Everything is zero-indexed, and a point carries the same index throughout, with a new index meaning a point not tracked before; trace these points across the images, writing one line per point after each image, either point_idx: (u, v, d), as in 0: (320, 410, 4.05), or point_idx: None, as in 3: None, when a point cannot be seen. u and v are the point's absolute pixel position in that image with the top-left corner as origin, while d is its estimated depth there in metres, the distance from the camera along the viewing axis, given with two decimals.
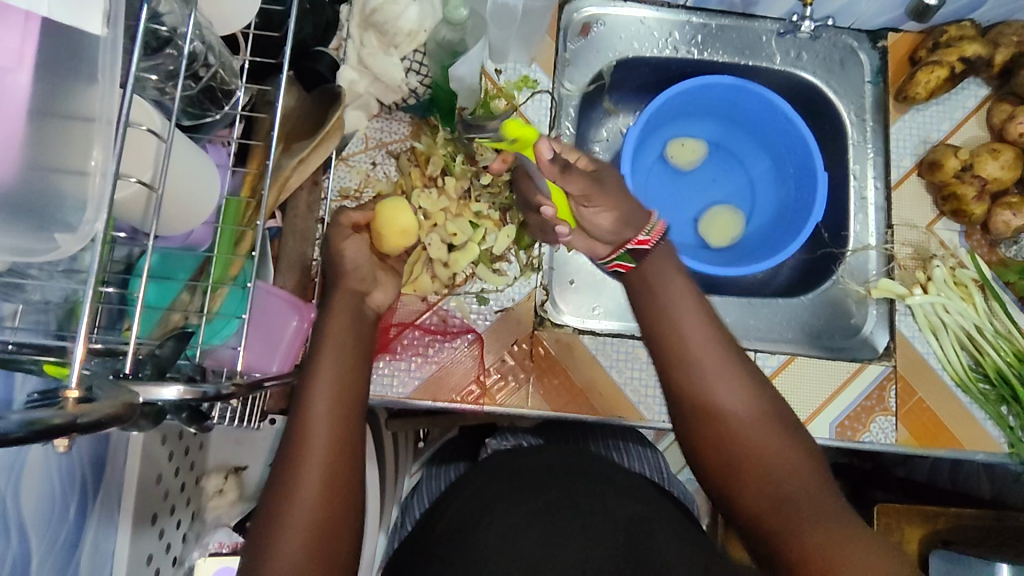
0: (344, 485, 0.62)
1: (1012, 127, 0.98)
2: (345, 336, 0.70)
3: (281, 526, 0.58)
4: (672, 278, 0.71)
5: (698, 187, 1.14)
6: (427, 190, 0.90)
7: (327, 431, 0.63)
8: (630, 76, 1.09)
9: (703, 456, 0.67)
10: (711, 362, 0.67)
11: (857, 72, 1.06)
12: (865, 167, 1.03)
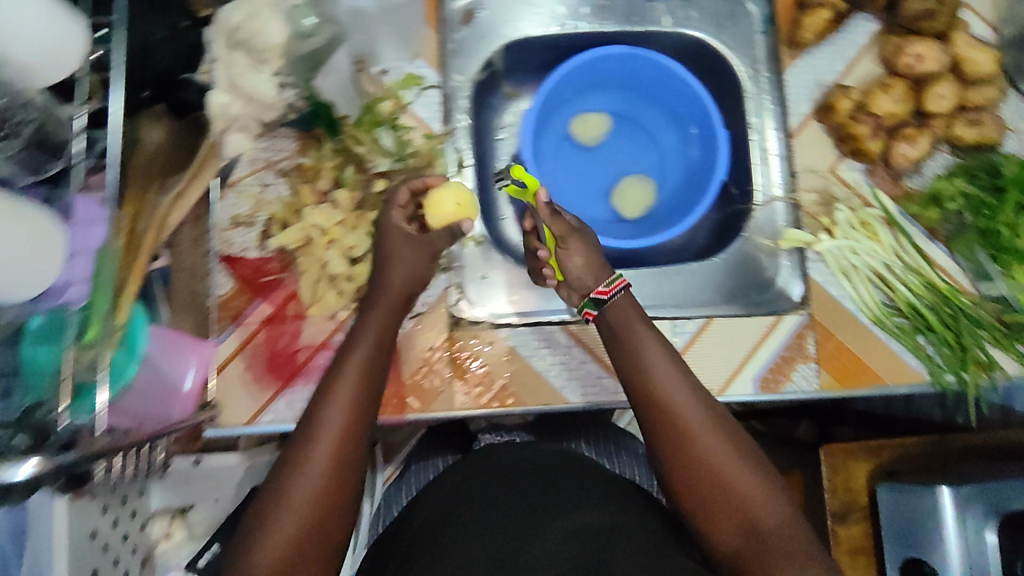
0: (338, 502, 0.62)
1: (900, 58, 0.97)
2: (368, 361, 0.70)
3: (270, 528, 0.60)
4: (642, 325, 0.79)
5: (605, 162, 1.13)
6: (320, 206, 0.89)
7: (330, 446, 0.63)
8: (522, 57, 1.07)
9: (677, 483, 0.71)
10: (686, 397, 0.73)
11: (746, 23, 1.04)
12: (764, 120, 1.03)
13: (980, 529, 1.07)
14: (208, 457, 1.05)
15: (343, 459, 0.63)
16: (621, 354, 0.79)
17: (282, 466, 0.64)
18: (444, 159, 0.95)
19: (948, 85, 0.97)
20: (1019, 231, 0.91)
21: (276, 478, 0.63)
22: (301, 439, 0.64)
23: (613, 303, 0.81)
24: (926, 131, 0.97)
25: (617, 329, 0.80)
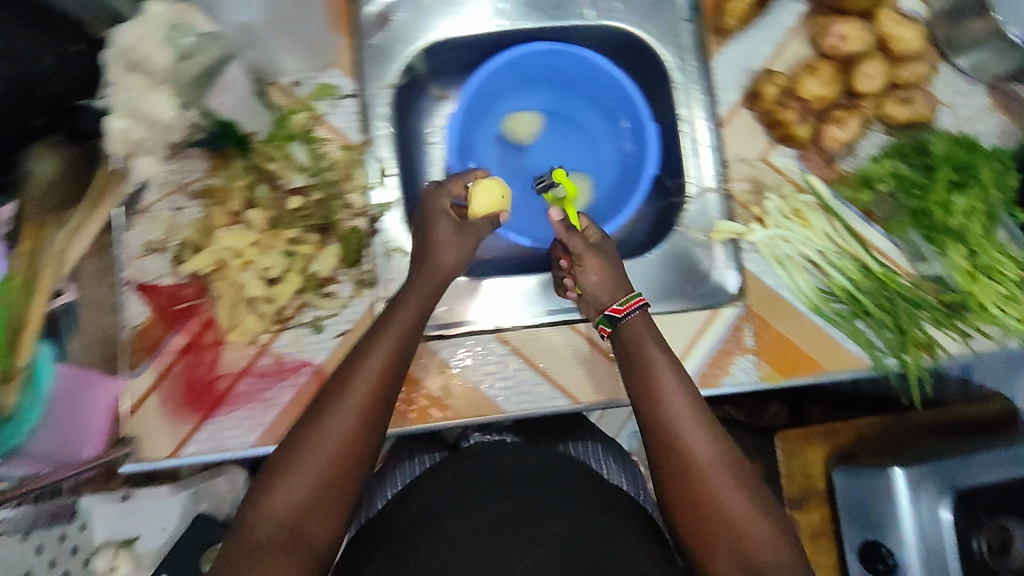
0: (348, 467, 0.67)
1: (826, 39, 0.95)
2: (397, 345, 0.73)
3: (288, 478, 0.65)
4: (653, 344, 0.81)
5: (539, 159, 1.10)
6: (233, 227, 0.87)
7: (349, 415, 0.68)
8: (444, 58, 1.03)
9: (676, 501, 0.72)
10: (689, 425, 0.74)
11: (672, 11, 1.02)
12: (693, 110, 1.01)
13: (934, 506, 1.07)
14: (137, 492, 1.02)
15: (358, 429, 0.68)
16: (626, 355, 0.82)
17: (303, 423, 0.69)
18: (364, 170, 0.92)
19: (878, 64, 0.94)
20: (952, 210, 0.89)
21: (297, 432, 0.69)
22: (323, 406, 0.69)
23: (628, 323, 0.83)
24: (857, 113, 0.95)
25: (630, 345, 0.82)
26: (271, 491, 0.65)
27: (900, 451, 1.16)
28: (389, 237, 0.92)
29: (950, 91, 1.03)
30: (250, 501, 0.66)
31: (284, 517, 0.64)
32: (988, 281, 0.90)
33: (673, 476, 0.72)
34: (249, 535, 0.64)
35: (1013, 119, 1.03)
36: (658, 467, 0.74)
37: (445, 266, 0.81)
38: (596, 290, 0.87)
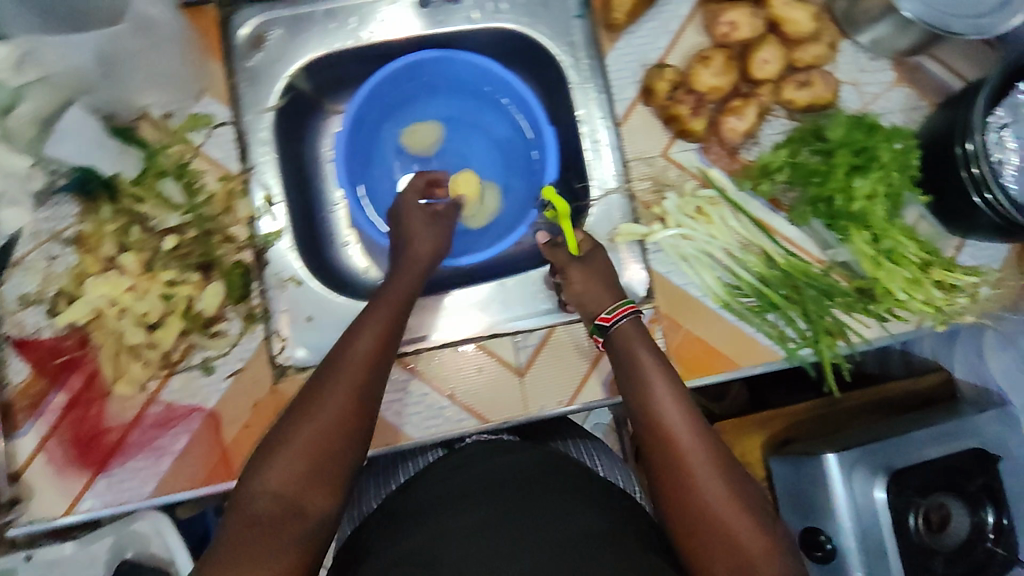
0: (343, 444, 0.66)
1: (717, 27, 0.92)
2: (392, 328, 0.75)
3: (283, 456, 0.64)
4: (647, 354, 0.79)
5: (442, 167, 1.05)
6: (106, 274, 0.83)
7: (346, 392, 0.68)
8: (330, 74, 0.98)
9: (670, 501, 0.70)
10: (680, 415, 0.73)
11: (561, 7, 0.98)
12: (591, 110, 0.97)
13: (867, 488, 1.07)
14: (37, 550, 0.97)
15: (355, 408, 0.68)
16: (619, 352, 0.81)
17: (297, 404, 0.68)
18: (248, 199, 0.89)
19: (773, 48, 0.92)
20: (853, 195, 0.86)
21: (291, 415, 0.68)
22: (317, 386, 0.69)
23: (616, 330, 0.82)
24: (754, 101, 0.92)
25: (624, 343, 0.80)
26: (264, 471, 0.63)
27: (838, 437, 1.17)
28: (279, 267, 0.89)
29: (854, 67, 1.01)
30: (241, 483, 0.64)
31: (282, 494, 0.62)
32: (893, 266, 0.87)
33: (667, 477, 0.71)
34: (242, 516, 0.62)
35: (916, 91, 1.01)
36: (653, 456, 0.73)
37: (424, 252, 0.85)
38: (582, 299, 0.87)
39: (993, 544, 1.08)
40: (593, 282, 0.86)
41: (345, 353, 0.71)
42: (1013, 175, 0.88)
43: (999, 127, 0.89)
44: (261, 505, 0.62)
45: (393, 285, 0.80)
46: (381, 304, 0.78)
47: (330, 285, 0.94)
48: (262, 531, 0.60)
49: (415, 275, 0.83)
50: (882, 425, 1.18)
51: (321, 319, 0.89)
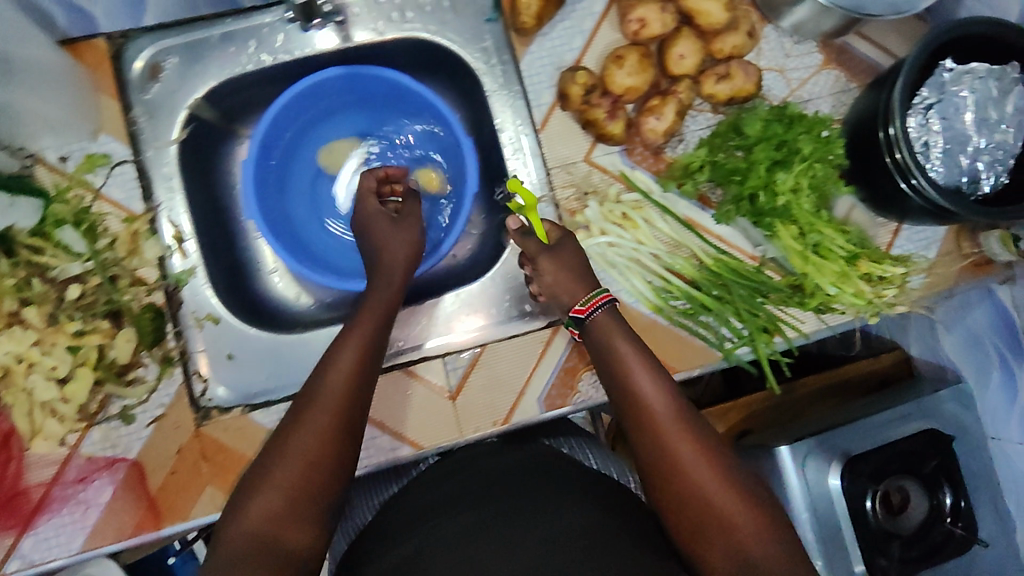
0: (322, 474, 0.66)
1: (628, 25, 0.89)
2: (369, 348, 0.74)
3: (262, 489, 0.64)
4: (628, 345, 0.78)
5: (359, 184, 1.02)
6: (9, 329, 0.82)
7: (322, 419, 0.68)
8: (235, 99, 0.95)
9: (655, 483, 0.71)
10: (666, 410, 0.72)
11: (471, 13, 0.94)
12: (508, 118, 0.94)
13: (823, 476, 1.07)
14: None
15: (332, 436, 0.67)
16: (597, 344, 0.80)
17: (276, 436, 0.68)
18: (157, 237, 0.87)
19: (690, 42, 0.89)
20: (776, 190, 0.84)
21: (272, 446, 0.68)
22: (296, 415, 0.69)
23: (592, 321, 0.81)
24: (673, 99, 0.89)
25: (602, 337, 0.79)
26: (245, 507, 0.64)
27: (794, 428, 1.16)
28: (196, 305, 0.88)
29: (778, 54, 0.98)
30: (225, 518, 0.65)
31: (259, 529, 0.62)
32: (822, 260, 0.86)
33: (650, 461, 0.71)
34: (222, 553, 0.61)
35: (845, 73, 0.98)
36: (642, 451, 0.72)
37: (399, 259, 0.84)
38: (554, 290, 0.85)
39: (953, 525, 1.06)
40: (564, 273, 0.84)
41: (321, 381, 0.71)
42: (940, 157, 0.85)
43: (924, 107, 0.86)
44: (240, 540, 0.62)
45: (370, 303, 0.79)
46: (357, 323, 0.77)
47: (251, 321, 0.92)
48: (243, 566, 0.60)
49: (392, 291, 0.82)
50: (841, 412, 1.17)
51: (241, 358, 0.88)
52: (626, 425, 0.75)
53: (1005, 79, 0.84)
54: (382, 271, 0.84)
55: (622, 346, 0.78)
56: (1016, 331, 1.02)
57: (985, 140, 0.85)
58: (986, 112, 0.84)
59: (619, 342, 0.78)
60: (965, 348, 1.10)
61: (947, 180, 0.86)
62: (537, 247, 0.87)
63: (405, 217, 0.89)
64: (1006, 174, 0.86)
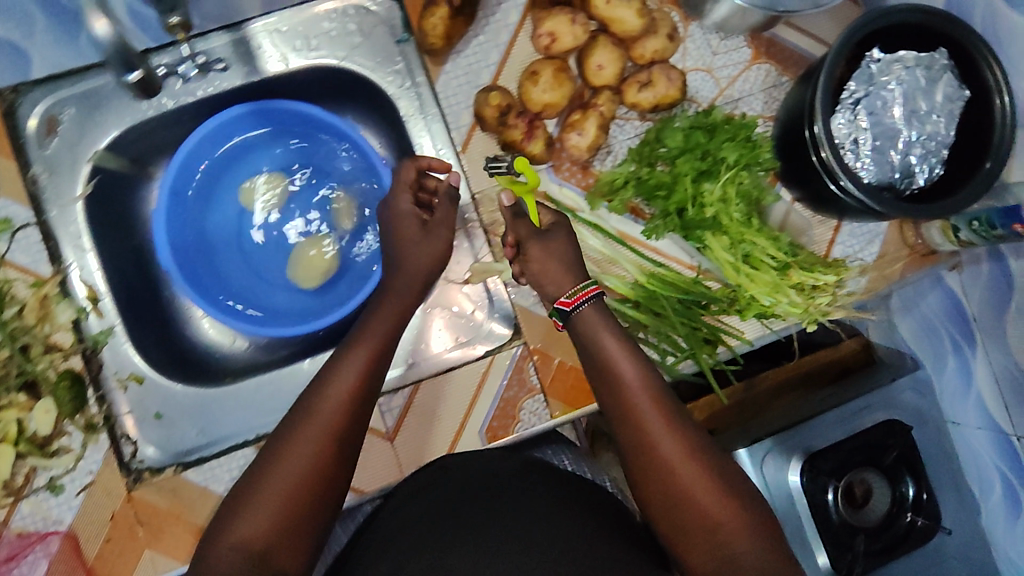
0: (312, 495, 0.64)
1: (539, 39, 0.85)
2: (372, 366, 0.71)
3: (250, 508, 0.62)
4: (614, 341, 0.75)
5: (280, 219, 0.96)
6: None
7: (317, 440, 0.65)
8: (141, 144, 0.91)
9: (641, 482, 0.70)
10: (651, 409, 0.71)
11: (380, 36, 0.90)
12: (428, 143, 0.91)
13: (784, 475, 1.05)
14: None
15: (325, 458, 0.65)
16: (583, 340, 0.77)
17: (266, 454, 0.66)
18: (69, 297, 0.84)
19: (608, 51, 0.85)
20: (703, 203, 0.82)
21: (261, 463, 0.66)
22: (286, 432, 0.66)
23: (578, 314, 0.77)
24: (593, 112, 0.85)
25: (587, 331, 0.76)
26: (230, 526, 0.62)
27: (753, 427, 1.14)
28: (118, 365, 0.85)
29: (705, 52, 0.93)
30: (210, 536, 0.63)
31: (246, 549, 0.60)
32: (754, 271, 0.84)
33: (635, 458, 0.70)
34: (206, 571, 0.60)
35: (775, 67, 0.95)
36: (627, 446, 0.71)
37: (419, 271, 0.81)
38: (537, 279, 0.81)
39: (914, 517, 1.03)
40: (553, 264, 0.79)
41: (317, 400, 0.68)
42: (871, 154, 0.82)
43: (852, 103, 0.82)
44: (223, 559, 0.60)
45: (375, 320, 0.77)
46: (359, 340, 0.74)
47: (178, 374, 0.88)
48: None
49: (398, 301, 0.79)
50: (802, 406, 1.14)
51: (170, 415, 0.85)
52: (611, 419, 0.73)
53: (933, 67, 0.80)
54: (402, 279, 0.80)
55: (605, 341, 0.75)
56: (964, 316, 1.03)
57: (916, 133, 0.81)
58: (915, 103, 0.81)
59: (604, 336, 0.75)
60: (916, 335, 1.12)
61: (879, 177, 0.83)
62: (529, 230, 0.82)
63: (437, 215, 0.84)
64: (940, 165, 0.82)
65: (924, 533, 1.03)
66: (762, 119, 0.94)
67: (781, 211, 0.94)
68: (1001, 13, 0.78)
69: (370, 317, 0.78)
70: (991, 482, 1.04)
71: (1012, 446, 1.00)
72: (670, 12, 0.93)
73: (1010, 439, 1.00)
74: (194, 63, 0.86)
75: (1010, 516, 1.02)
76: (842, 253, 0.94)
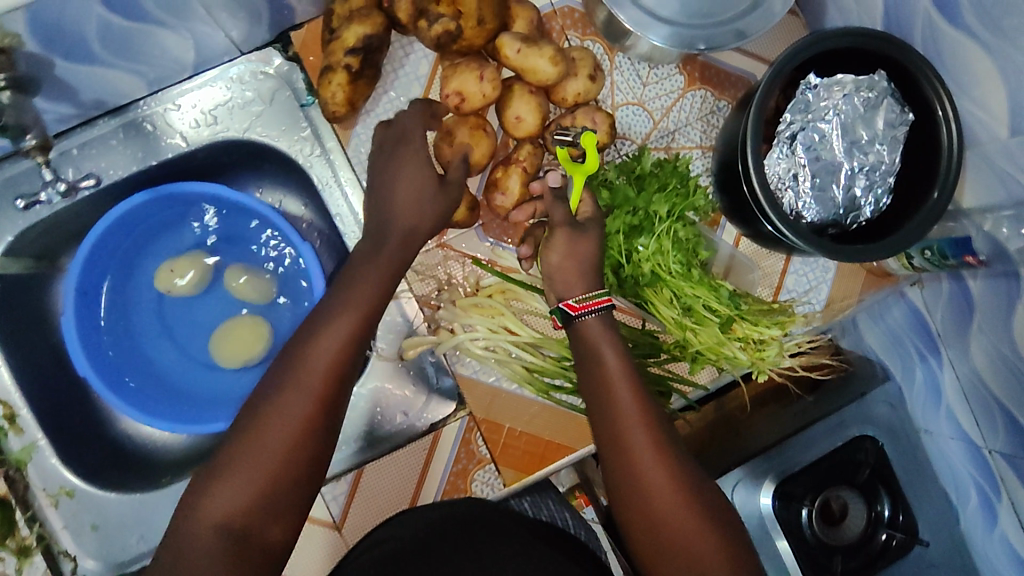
0: (294, 471, 0.62)
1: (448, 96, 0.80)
2: (356, 336, 0.66)
3: (227, 482, 0.60)
4: (616, 359, 0.68)
5: (209, 297, 0.91)
6: None
7: (296, 415, 0.62)
8: (43, 240, 0.85)
9: (623, 492, 0.65)
10: (641, 420, 0.66)
11: (282, 101, 0.83)
12: (348, 209, 0.85)
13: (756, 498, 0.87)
14: None
15: (304, 434, 0.62)
16: (575, 349, 0.71)
17: (246, 425, 0.63)
18: None
19: (525, 100, 0.79)
20: (637, 259, 0.77)
21: (238, 437, 0.62)
22: (263, 410, 0.63)
23: (585, 323, 0.69)
24: (515, 168, 0.80)
25: (587, 344, 0.69)
26: (206, 507, 0.60)
27: (735, 447, 0.95)
28: (49, 480, 0.82)
29: (635, 83, 0.87)
30: (187, 505, 0.61)
31: (227, 526, 0.59)
32: (698, 328, 0.80)
33: (616, 466, 0.66)
34: (184, 549, 0.58)
35: (712, 92, 0.88)
36: (606, 457, 0.67)
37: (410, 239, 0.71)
38: (556, 274, 0.71)
39: (890, 535, 0.86)
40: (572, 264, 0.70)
41: (297, 372, 0.64)
42: (812, 192, 0.76)
43: (789, 137, 0.77)
44: (201, 541, 0.58)
45: (359, 279, 0.68)
46: (341, 308, 0.67)
47: (113, 481, 0.85)
48: (209, 560, 0.57)
49: (384, 261, 0.69)
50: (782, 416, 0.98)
51: (108, 527, 0.82)
52: (594, 427, 0.68)
53: (874, 90, 0.74)
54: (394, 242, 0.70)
55: (602, 347, 0.69)
56: (928, 329, 0.91)
57: (858, 164, 0.75)
58: (855, 133, 0.75)
59: (602, 343, 0.69)
60: (886, 347, 0.98)
61: (824, 217, 0.77)
62: (565, 217, 0.72)
63: (451, 185, 0.74)
64: (887, 195, 0.76)
65: (900, 553, 0.86)
66: (701, 151, 0.88)
67: (726, 252, 0.90)
68: (939, 27, 0.74)
69: (351, 280, 0.68)
70: (966, 487, 0.87)
71: (983, 459, 0.84)
72: (593, 44, 0.86)
73: (982, 453, 0.84)
74: (57, 190, 0.79)
75: (986, 529, 0.85)
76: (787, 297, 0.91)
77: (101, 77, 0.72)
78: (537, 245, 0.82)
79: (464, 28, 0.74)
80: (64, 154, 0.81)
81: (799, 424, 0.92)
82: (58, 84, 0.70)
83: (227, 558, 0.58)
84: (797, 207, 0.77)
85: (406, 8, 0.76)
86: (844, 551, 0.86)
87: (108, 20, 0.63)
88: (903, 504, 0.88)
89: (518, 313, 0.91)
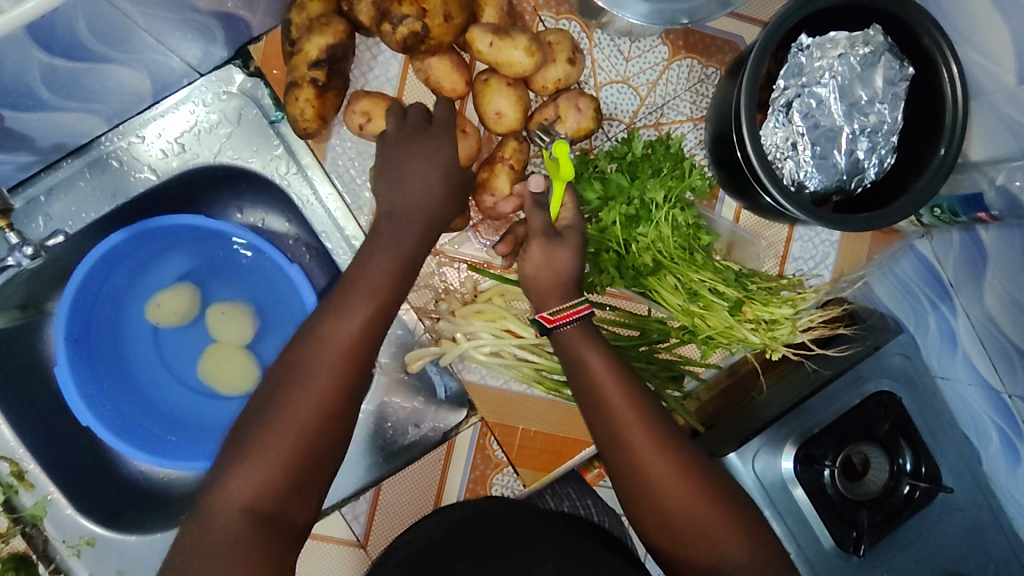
0: (325, 445, 0.60)
1: (423, 80, 0.76)
2: (387, 302, 0.64)
3: (251, 462, 0.57)
4: (598, 358, 0.65)
5: (199, 324, 0.89)
6: None
7: (317, 389, 0.59)
8: (23, 290, 0.81)
9: (634, 494, 0.63)
10: (636, 425, 0.62)
11: (250, 120, 0.80)
12: (333, 221, 0.82)
13: (772, 470, 0.78)
14: None
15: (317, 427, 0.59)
16: (565, 362, 0.67)
17: (256, 410, 0.61)
18: None
19: (504, 94, 0.75)
20: (637, 249, 0.74)
21: (255, 417, 0.60)
22: (285, 386, 0.60)
23: (564, 331, 0.66)
24: (501, 167, 0.76)
25: (572, 355, 0.66)
26: (242, 467, 0.57)
27: (749, 415, 0.86)
28: (70, 530, 0.81)
29: (617, 60, 0.83)
30: (207, 491, 0.59)
31: (253, 506, 0.57)
32: (706, 313, 0.78)
33: (621, 473, 0.63)
34: (199, 545, 0.55)
35: (699, 59, 0.84)
36: (611, 462, 0.64)
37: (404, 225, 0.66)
38: (530, 283, 0.69)
39: (914, 490, 0.78)
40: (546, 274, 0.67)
41: (317, 347, 0.61)
42: (813, 160, 0.73)
43: (784, 104, 0.73)
44: (231, 517, 0.56)
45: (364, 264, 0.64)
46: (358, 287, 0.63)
47: (134, 523, 0.84)
48: (241, 551, 0.55)
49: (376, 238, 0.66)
50: (794, 379, 0.88)
51: (132, 571, 0.82)
52: (595, 434, 0.65)
53: (870, 45, 0.70)
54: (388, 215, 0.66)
55: (590, 357, 0.65)
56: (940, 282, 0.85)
57: (859, 126, 0.72)
58: (854, 94, 0.71)
59: (590, 355, 0.65)
60: (894, 298, 0.90)
61: (828, 185, 0.74)
62: (543, 226, 0.69)
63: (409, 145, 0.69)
64: (892, 153, 0.73)
65: (924, 503, 0.79)
66: (692, 123, 0.84)
67: (727, 229, 0.89)
68: None
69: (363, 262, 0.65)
70: (987, 431, 0.82)
71: (1004, 405, 0.78)
72: (569, 24, 0.82)
73: (1002, 397, 0.78)
74: (23, 253, 0.73)
75: (1010, 470, 0.81)
76: (796, 270, 0.91)
77: (56, 121, 0.68)
78: (516, 244, 0.76)
79: (431, 26, 0.69)
80: (31, 202, 0.78)
81: (813, 384, 0.82)
82: (11, 134, 0.66)
83: (255, 533, 0.56)
84: (799, 177, 0.73)
85: (367, 10, 0.71)
86: (867, 505, 0.78)
87: (51, 64, 0.59)
88: (926, 453, 0.79)
89: (520, 313, 0.88)
